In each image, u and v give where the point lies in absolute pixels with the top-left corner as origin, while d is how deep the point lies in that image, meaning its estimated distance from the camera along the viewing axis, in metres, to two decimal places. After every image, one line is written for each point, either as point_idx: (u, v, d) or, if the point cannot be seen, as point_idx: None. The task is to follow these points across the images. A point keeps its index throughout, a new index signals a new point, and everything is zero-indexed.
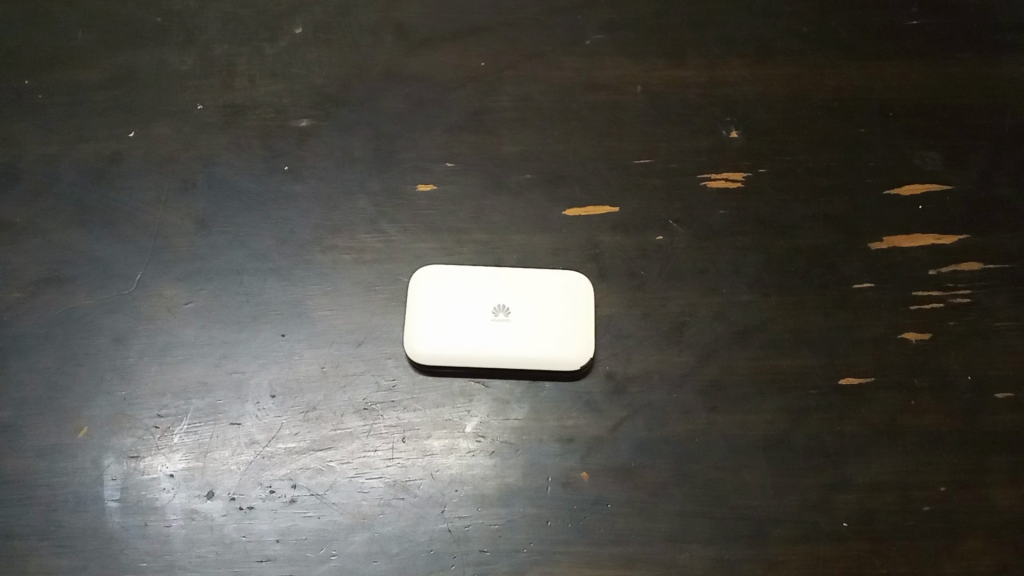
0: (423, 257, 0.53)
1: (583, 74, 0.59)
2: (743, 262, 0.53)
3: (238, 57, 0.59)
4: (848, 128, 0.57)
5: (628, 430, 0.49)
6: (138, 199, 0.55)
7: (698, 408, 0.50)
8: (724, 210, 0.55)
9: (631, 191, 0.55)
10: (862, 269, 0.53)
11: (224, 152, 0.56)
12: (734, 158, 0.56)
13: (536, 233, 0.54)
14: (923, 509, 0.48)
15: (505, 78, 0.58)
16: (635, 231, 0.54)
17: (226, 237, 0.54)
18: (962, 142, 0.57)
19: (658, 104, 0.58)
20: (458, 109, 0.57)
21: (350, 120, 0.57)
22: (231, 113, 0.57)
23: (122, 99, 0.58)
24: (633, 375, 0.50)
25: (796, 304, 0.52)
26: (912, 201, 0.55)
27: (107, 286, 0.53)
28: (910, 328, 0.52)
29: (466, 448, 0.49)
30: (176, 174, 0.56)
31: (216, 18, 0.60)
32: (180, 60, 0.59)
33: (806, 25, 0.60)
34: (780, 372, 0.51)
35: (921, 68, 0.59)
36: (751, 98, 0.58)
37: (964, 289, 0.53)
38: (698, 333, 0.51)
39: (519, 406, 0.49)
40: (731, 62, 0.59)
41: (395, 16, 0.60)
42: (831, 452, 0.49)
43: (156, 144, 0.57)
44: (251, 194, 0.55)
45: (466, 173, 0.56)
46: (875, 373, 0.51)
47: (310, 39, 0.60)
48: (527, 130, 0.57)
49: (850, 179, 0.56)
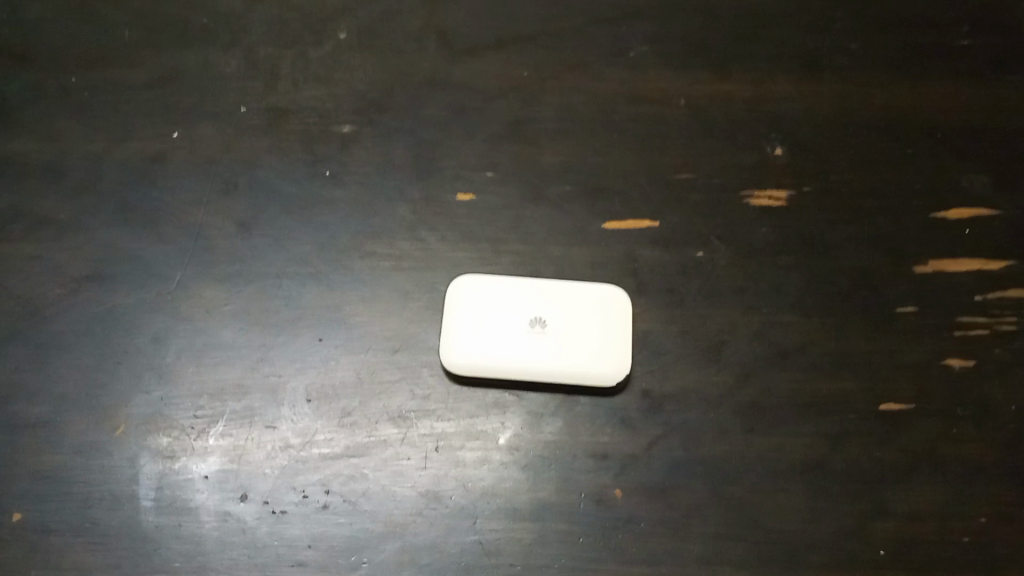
0: (460, 266, 0.53)
1: (626, 86, 0.58)
2: (785, 281, 0.53)
3: (282, 60, 0.59)
4: (895, 148, 0.56)
5: (662, 448, 0.49)
6: (179, 199, 0.56)
7: (735, 429, 0.49)
8: (767, 228, 0.54)
9: (672, 206, 0.55)
10: (905, 292, 0.53)
11: (267, 155, 0.57)
12: (777, 175, 0.56)
13: (574, 245, 0.54)
14: (962, 539, 0.47)
15: (548, 88, 0.58)
16: (675, 247, 0.54)
17: (266, 239, 0.54)
18: (1012, 166, 0.56)
19: (702, 118, 0.57)
20: (499, 119, 0.57)
21: (392, 125, 0.57)
22: (274, 116, 0.58)
23: (167, 99, 0.59)
24: (669, 392, 0.50)
25: (837, 325, 0.52)
26: (958, 224, 0.55)
27: (147, 285, 0.53)
28: (954, 355, 0.51)
29: (499, 459, 0.48)
30: (218, 175, 0.56)
31: (261, 21, 0.61)
32: (225, 62, 0.59)
33: (855, 41, 0.60)
34: (820, 395, 0.50)
35: (971, 88, 0.58)
36: (797, 114, 0.57)
37: (1010, 317, 0.52)
38: (737, 352, 0.51)
39: (553, 420, 0.49)
40: (777, 77, 0.58)
41: (439, 23, 0.60)
42: (869, 479, 0.48)
43: (200, 145, 0.57)
44: (291, 198, 0.55)
45: (507, 182, 0.56)
46: (917, 399, 0.50)
47: (354, 44, 0.60)
48: (569, 141, 0.57)
49: (895, 200, 0.55)
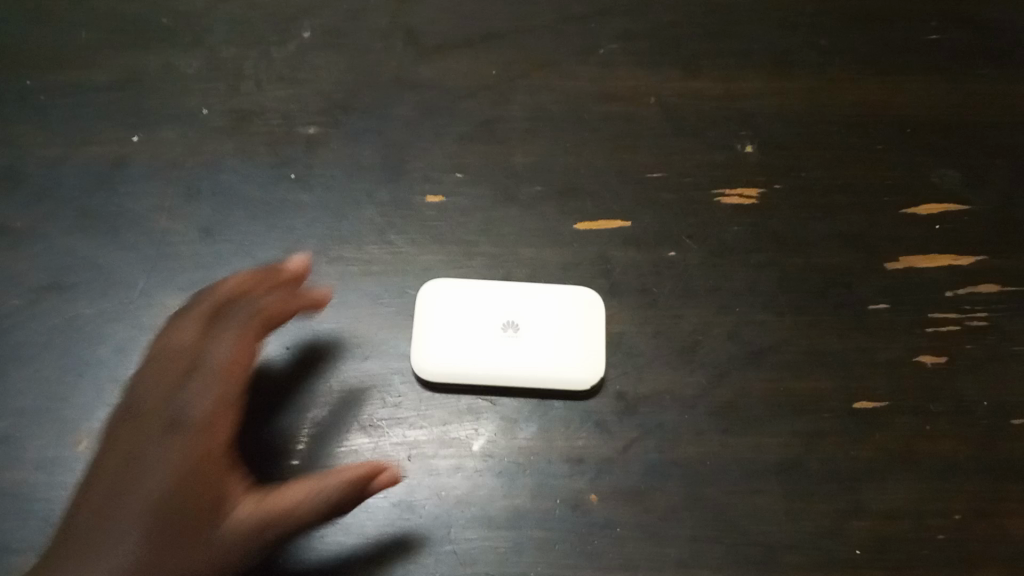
0: (431, 270, 0.52)
1: (596, 84, 0.58)
2: (758, 280, 0.53)
3: (246, 60, 0.58)
4: (866, 144, 0.56)
5: (637, 451, 0.48)
6: (141, 205, 0.54)
7: (710, 430, 0.49)
8: (739, 227, 0.54)
9: (644, 205, 0.54)
10: (877, 289, 0.53)
11: (231, 159, 0.55)
12: (749, 173, 0.55)
13: (546, 247, 0.53)
14: (938, 537, 0.47)
15: (518, 87, 0.57)
16: (648, 247, 0.53)
17: (231, 245, 0.53)
18: (981, 160, 0.56)
19: (673, 116, 0.57)
20: (469, 118, 0.56)
21: (359, 126, 0.56)
22: (238, 118, 0.56)
23: (126, 101, 0.57)
24: (644, 394, 0.49)
25: (810, 323, 0.52)
26: (929, 220, 0.54)
27: (109, 294, 0.52)
28: (927, 351, 0.51)
29: (473, 467, 0.48)
30: (181, 180, 0.55)
31: (224, 21, 0.59)
32: (186, 62, 0.58)
33: (824, 37, 0.59)
34: (794, 394, 0.50)
35: (940, 83, 0.58)
36: (767, 111, 0.57)
37: (981, 312, 0.52)
38: (712, 353, 0.51)
39: (527, 425, 0.49)
40: (748, 74, 0.58)
41: (407, 21, 0.59)
42: (845, 477, 0.48)
43: (161, 149, 0.56)
44: (256, 202, 0.54)
45: (477, 184, 0.55)
46: (891, 397, 0.50)
47: (319, 43, 0.59)
48: (539, 141, 0.56)
49: (866, 197, 0.55)
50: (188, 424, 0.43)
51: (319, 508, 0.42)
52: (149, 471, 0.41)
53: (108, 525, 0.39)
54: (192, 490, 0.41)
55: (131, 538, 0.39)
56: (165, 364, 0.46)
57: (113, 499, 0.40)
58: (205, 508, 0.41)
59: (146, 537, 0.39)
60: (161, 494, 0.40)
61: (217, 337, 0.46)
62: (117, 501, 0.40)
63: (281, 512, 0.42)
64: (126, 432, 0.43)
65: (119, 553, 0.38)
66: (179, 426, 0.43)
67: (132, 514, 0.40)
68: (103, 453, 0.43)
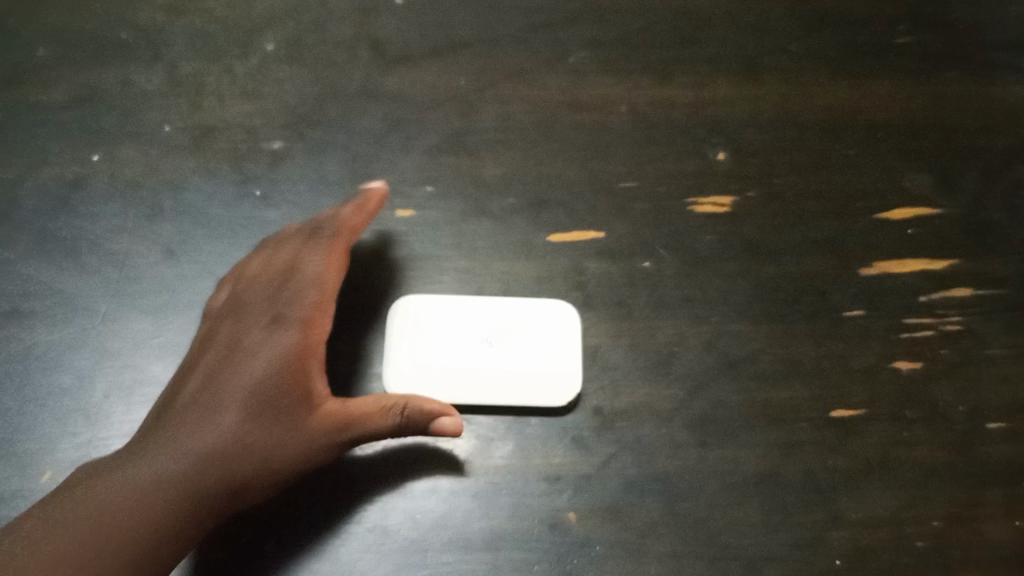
0: (402, 286, 0.51)
1: (566, 93, 0.57)
2: (733, 289, 0.52)
3: (208, 75, 0.57)
4: (837, 148, 0.56)
5: (615, 467, 0.48)
6: (103, 226, 0.53)
7: (688, 443, 0.48)
8: (712, 235, 0.54)
9: (617, 215, 0.54)
10: (852, 295, 0.52)
11: (194, 177, 0.54)
12: (721, 181, 0.55)
13: (519, 260, 0.53)
14: (918, 545, 0.47)
15: (486, 97, 0.57)
16: (622, 257, 0.53)
17: (196, 266, 0.52)
18: (952, 163, 0.56)
19: (644, 124, 0.56)
20: (437, 130, 0.56)
21: (325, 140, 0.55)
22: (201, 134, 0.55)
23: (85, 119, 0.56)
24: (621, 409, 0.49)
25: (786, 332, 0.51)
26: (902, 224, 0.54)
27: (71, 320, 0.51)
28: (902, 357, 0.51)
29: (448, 489, 0.47)
30: (144, 200, 0.54)
31: (185, 35, 0.58)
32: (146, 78, 0.57)
33: (793, 42, 0.59)
34: (772, 404, 0.50)
35: (909, 86, 0.58)
36: (738, 117, 0.57)
37: (955, 316, 0.52)
38: (687, 364, 0.50)
39: (503, 444, 0.48)
40: (717, 80, 0.58)
41: (372, 32, 0.58)
42: (824, 487, 0.48)
43: (123, 168, 0.54)
44: (221, 221, 0.53)
45: (447, 197, 0.54)
46: (868, 405, 0.50)
47: (283, 56, 0.57)
48: (509, 152, 0.55)
49: (838, 202, 0.55)
50: (287, 324, 0.47)
51: (393, 424, 0.45)
52: (246, 363, 0.45)
53: (200, 412, 0.44)
54: (286, 385, 0.45)
55: (222, 423, 0.43)
56: (269, 267, 0.50)
57: (210, 389, 0.45)
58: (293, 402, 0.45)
59: (237, 423, 0.44)
60: (254, 386, 0.45)
61: (314, 248, 0.50)
62: (215, 389, 0.45)
63: (356, 417, 0.45)
64: (229, 328, 0.47)
65: (211, 435, 0.43)
66: (276, 327, 0.47)
67: (226, 402, 0.44)
68: (206, 345, 0.47)
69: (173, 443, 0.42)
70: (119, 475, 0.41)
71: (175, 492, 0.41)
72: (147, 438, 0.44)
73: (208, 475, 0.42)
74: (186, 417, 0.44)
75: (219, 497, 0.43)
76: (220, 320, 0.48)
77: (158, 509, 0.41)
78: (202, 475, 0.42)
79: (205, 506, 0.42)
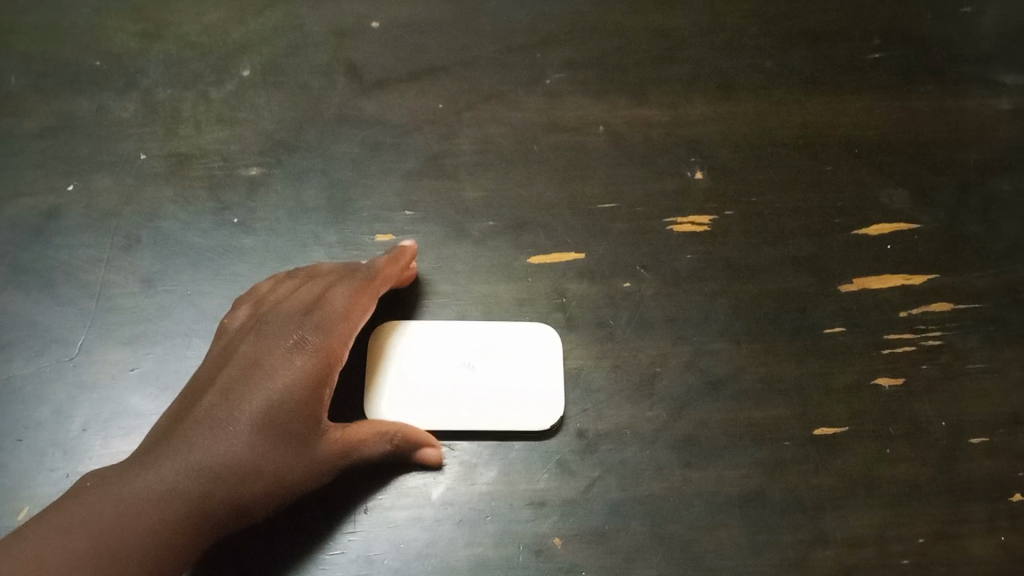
0: (382, 311, 0.51)
1: (544, 114, 0.57)
2: (714, 308, 0.52)
3: (183, 102, 0.56)
4: (815, 166, 0.56)
5: (599, 491, 0.48)
6: (78, 256, 0.52)
7: (672, 465, 0.48)
8: (692, 255, 0.54)
9: (597, 236, 0.54)
10: (832, 313, 0.53)
11: (171, 205, 0.54)
12: (700, 201, 0.55)
13: (500, 283, 0.52)
14: (902, 562, 0.47)
15: (464, 120, 0.56)
16: (603, 278, 0.53)
17: (173, 296, 0.51)
18: (928, 178, 0.57)
19: (622, 145, 0.56)
20: (416, 153, 0.55)
21: (303, 166, 0.55)
22: (177, 162, 0.55)
23: (59, 148, 0.55)
24: (604, 432, 0.49)
25: (768, 350, 0.51)
26: (880, 240, 0.55)
27: (46, 352, 0.50)
28: (884, 374, 0.51)
29: (432, 516, 0.47)
30: (119, 229, 0.53)
31: (158, 60, 0.57)
32: (120, 106, 0.56)
33: (770, 59, 0.59)
34: (755, 424, 0.50)
35: (885, 102, 0.58)
36: (715, 136, 0.57)
37: (935, 332, 0.53)
38: (670, 385, 0.50)
39: (487, 470, 0.48)
40: (695, 99, 0.58)
41: (348, 55, 0.58)
42: (808, 507, 0.48)
43: (98, 197, 0.54)
44: (199, 249, 0.53)
45: (427, 220, 0.54)
46: (850, 422, 0.50)
47: (258, 81, 0.57)
48: (488, 174, 0.55)
49: (816, 219, 0.55)
50: (313, 347, 0.42)
51: (382, 451, 0.45)
52: (269, 380, 0.41)
53: (209, 426, 0.39)
54: (305, 415, 0.41)
55: (234, 441, 0.39)
56: (299, 291, 0.46)
57: (224, 403, 0.40)
58: (307, 433, 0.41)
59: (252, 442, 0.39)
60: (275, 406, 0.40)
61: (347, 283, 0.46)
62: (229, 404, 0.40)
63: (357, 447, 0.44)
64: (250, 342, 0.43)
65: (220, 454, 0.39)
66: (303, 350, 0.42)
67: (241, 419, 0.40)
68: (223, 359, 0.43)
69: (181, 453, 0.38)
70: (120, 487, 0.37)
71: (177, 514, 0.37)
72: (150, 450, 0.39)
73: (211, 498, 0.38)
74: (194, 430, 0.39)
75: (216, 523, 0.39)
76: (241, 333, 0.44)
77: (156, 531, 0.36)
78: (206, 497, 0.38)
79: (202, 531, 0.38)
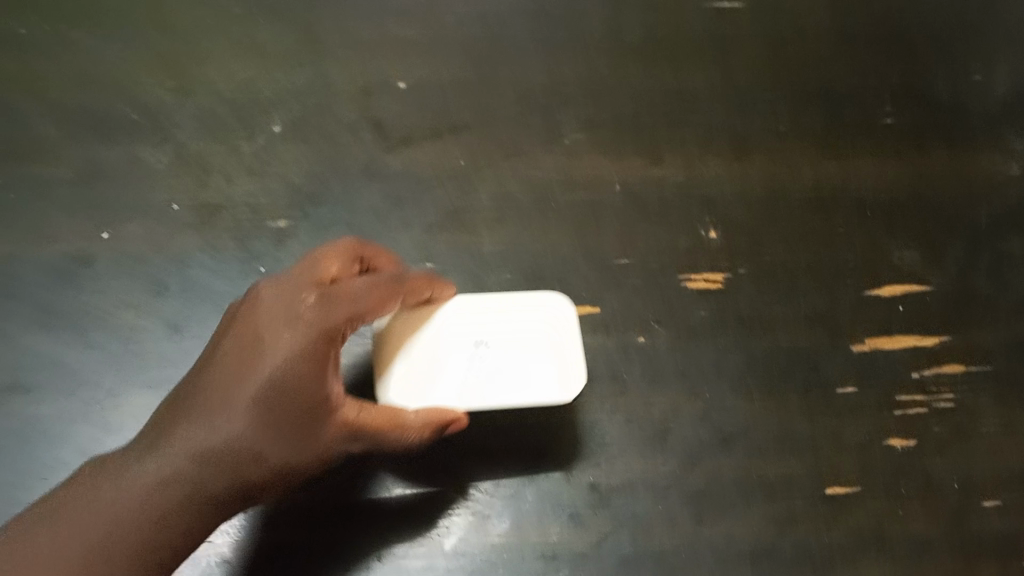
0: None
1: (562, 172, 0.58)
2: (726, 363, 0.53)
3: (214, 154, 0.58)
4: (828, 225, 0.58)
5: (611, 543, 0.48)
6: (110, 301, 0.54)
7: (683, 519, 0.49)
8: (706, 311, 0.55)
9: (611, 289, 0.55)
10: (844, 370, 0.53)
11: (199, 253, 0.55)
12: (714, 258, 0.56)
13: None
14: None
15: (484, 176, 0.58)
16: (617, 331, 0.54)
17: (199, 341, 0.53)
18: (940, 239, 0.58)
19: (637, 202, 0.58)
20: (437, 207, 0.57)
21: (328, 218, 0.57)
22: (207, 212, 0.57)
23: (94, 197, 0.57)
24: (616, 484, 0.49)
25: (780, 407, 0.52)
26: (892, 300, 0.55)
27: (74, 394, 0.52)
28: (895, 433, 0.52)
29: (444, 567, 0.47)
30: (149, 275, 0.55)
31: (192, 114, 0.59)
32: (154, 157, 0.58)
33: (783, 121, 0.61)
34: (766, 479, 0.50)
35: (897, 164, 0.60)
36: (729, 195, 0.58)
37: (947, 392, 0.53)
38: (682, 439, 0.51)
39: (500, 521, 0.48)
40: (709, 158, 0.59)
41: (374, 113, 0.60)
42: (818, 564, 0.48)
43: (129, 245, 0.56)
44: (225, 297, 0.54)
45: (446, 273, 0.55)
46: (861, 481, 0.50)
47: (287, 136, 0.59)
48: (507, 228, 0.57)
49: (829, 278, 0.56)
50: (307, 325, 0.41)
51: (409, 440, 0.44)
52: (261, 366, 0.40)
53: (207, 411, 0.39)
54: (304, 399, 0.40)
55: (231, 426, 0.39)
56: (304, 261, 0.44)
57: (221, 385, 0.40)
58: (305, 416, 0.41)
59: (247, 429, 0.39)
60: (269, 395, 0.40)
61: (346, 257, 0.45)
62: (225, 386, 0.40)
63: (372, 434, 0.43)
64: (245, 319, 0.42)
65: (217, 441, 0.39)
66: (298, 326, 0.41)
67: (236, 403, 0.39)
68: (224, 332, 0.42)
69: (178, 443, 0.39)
70: (122, 475, 0.38)
71: (180, 499, 0.38)
72: (156, 431, 0.40)
73: (207, 482, 0.39)
74: (192, 414, 0.40)
75: (216, 504, 0.40)
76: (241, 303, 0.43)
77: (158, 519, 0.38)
78: (206, 484, 0.39)
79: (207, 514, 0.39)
